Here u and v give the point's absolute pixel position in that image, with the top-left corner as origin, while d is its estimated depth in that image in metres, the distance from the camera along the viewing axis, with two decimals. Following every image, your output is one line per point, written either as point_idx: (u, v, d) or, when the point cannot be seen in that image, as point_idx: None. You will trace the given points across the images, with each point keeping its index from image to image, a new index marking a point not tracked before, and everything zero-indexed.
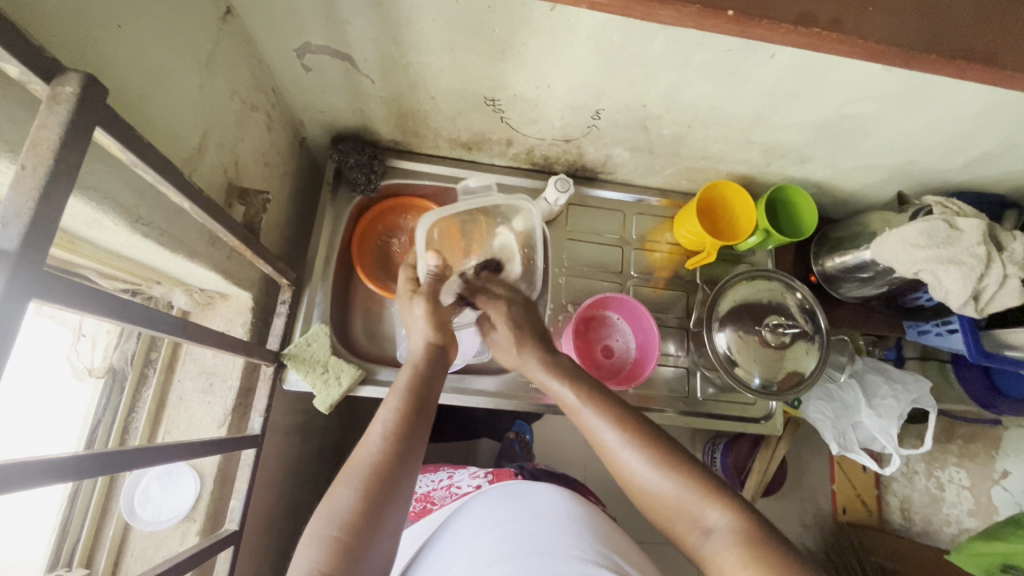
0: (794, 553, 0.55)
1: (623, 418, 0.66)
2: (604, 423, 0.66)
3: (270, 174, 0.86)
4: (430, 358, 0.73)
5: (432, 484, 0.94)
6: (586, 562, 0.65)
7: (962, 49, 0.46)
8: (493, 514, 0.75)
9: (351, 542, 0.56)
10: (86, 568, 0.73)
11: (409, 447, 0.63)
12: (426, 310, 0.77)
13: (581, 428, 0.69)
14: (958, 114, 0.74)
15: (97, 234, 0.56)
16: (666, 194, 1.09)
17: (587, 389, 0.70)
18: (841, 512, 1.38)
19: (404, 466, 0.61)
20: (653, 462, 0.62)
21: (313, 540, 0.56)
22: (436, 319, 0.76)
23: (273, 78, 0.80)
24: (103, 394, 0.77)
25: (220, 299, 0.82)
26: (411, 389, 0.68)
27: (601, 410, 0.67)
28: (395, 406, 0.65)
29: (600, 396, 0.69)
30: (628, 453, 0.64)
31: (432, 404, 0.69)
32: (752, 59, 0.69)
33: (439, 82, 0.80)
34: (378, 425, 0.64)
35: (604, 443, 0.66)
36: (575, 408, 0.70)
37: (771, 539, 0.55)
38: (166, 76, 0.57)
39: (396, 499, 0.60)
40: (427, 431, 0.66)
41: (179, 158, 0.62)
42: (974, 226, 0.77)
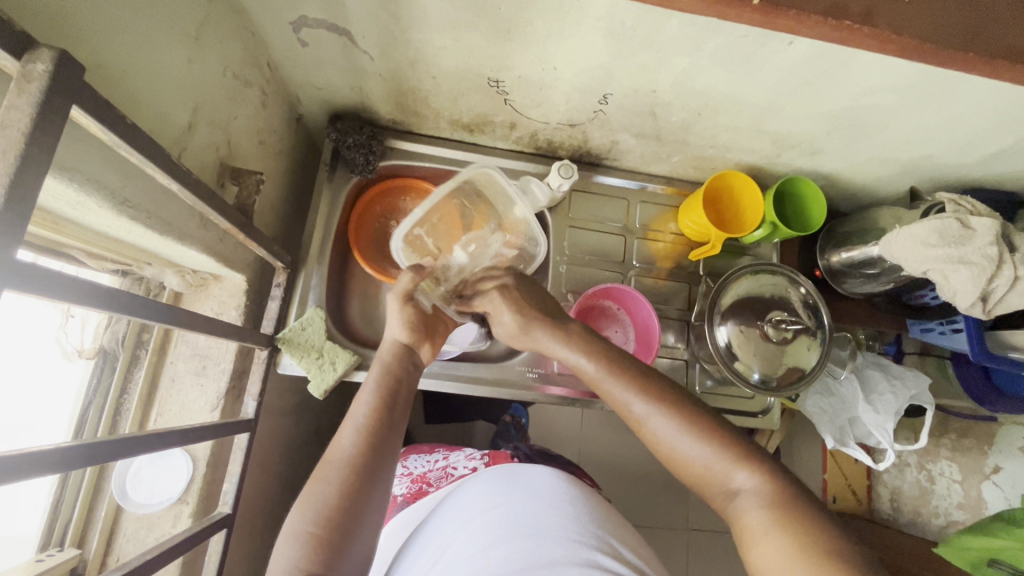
0: (825, 517, 0.55)
1: (648, 386, 0.66)
2: (628, 393, 0.66)
3: (264, 153, 0.84)
4: (400, 356, 0.74)
5: (427, 466, 0.93)
6: (584, 545, 0.66)
7: (993, 46, 0.44)
8: (488, 495, 0.74)
9: (330, 537, 0.57)
10: (78, 548, 0.73)
11: (381, 443, 0.64)
12: (398, 310, 0.75)
13: (606, 399, 0.69)
14: (979, 109, 0.72)
15: (83, 216, 0.54)
16: (671, 182, 1.06)
17: (609, 359, 0.70)
18: (831, 501, 1.38)
19: (377, 457, 0.63)
20: (683, 425, 0.62)
21: (290, 536, 0.57)
22: (409, 320, 0.75)
23: (268, 52, 0.77)
24: (93, 375, 0.77)
25: (213, 281, 0.81)
26: (382, 386, 0.69)
27: (624, 380, 0.67)
28: (367, 402, 0.67)
29: (624, 366, 0.69)
30: (657, 419, 0.63)
31: (405, 400, 0.71)
32: (769, 46, 0.66)
33: (441, 61, 0.77)
34: (350, 424, 0.66)
35: (632, 413, 0.66)
36: (597, 379, 0.69)
37: (801, 502, 0.55)
38: (152, 49, 0.54)
39: (372, 492, 0.61)
40: (401, 425, 0.68)
41: (166, 135, 0.59)
42: (988, 227, 0.75)
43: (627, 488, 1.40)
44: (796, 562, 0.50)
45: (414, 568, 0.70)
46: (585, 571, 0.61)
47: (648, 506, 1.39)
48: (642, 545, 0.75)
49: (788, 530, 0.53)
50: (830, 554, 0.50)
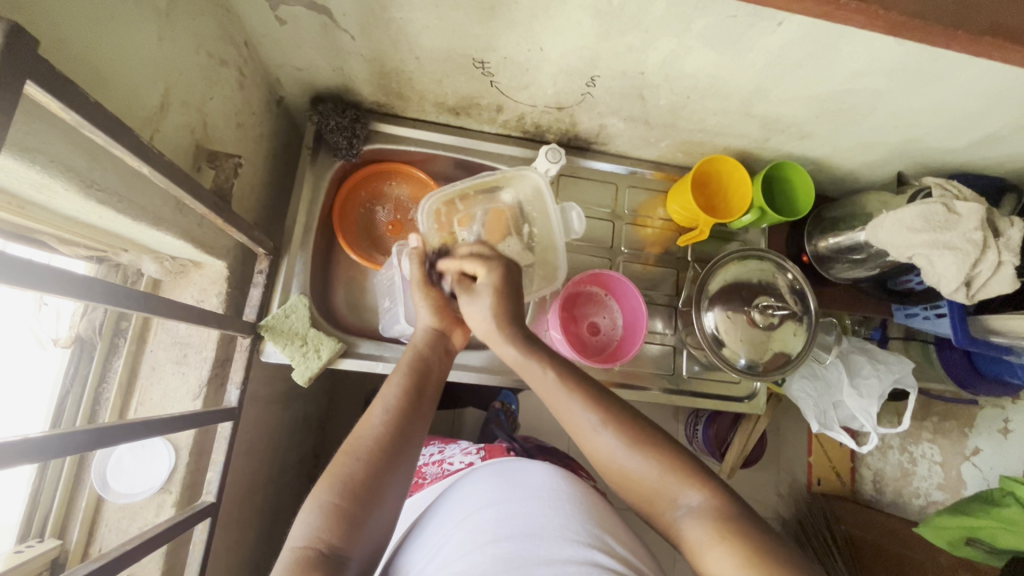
0: (770, 535, 0.55)
1: (597, 400, 0.65)
2: (578, 405, 0.65)
3: (243, 135, 0.81)
4: (431, 342, 0.75)
5: (423, 460, 0.95)
6: (579, 543, 0.65)
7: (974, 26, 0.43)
8: (484, 492, 0.74)
9: (352, 508, 0.55)
10: (59, 538, 0.73)
11: (410, 426, 0.63)
12: (422, 296, 0.77)
13: (556, 411, 0.68)
14: (968, 93, 0.71)
15: (50, 200, 0.53)
16: (660, 167, 1.05)
17: (562, 371, 0.68)
18: (816, 484, 1.41)
19: (405, 437, 0.62)
20: (631, 442, 0.62)
21: (312, 506, 0.56)
22: (436, 305, 0.77)
23: (245, 31, 0.74)
24: (71, 363, 0.75)
25: (193, 267, 0.78)
26: (412, 368, 0.70)
27: (575, 392, 0.66)
28: (399, 382, 0.67)
29: (579, 379, 0.68)
30: (606, 435, 0.63)
31: (433, 386, 0.71)
32: (758, 26, 0.64)
33: (424, 41, 0.75)
34: (380, 403, 0.65)
35: (580, 424, 0.64)
36: (550, 387, 0.68)
37: (746, 519, 0.56)
38: (117, 25, 0.52)
39: (397, 473, 0.60)
40: (428, 410, 0.67)
41: (135, 114, 0.57)
42: (973, 212, 0.75)
43: None
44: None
45: (411, 561, 0.70)
46: (580, 569, 0.61)
47: None
48: (631, 539, 0.75)
49: (739, 547, 0.53)
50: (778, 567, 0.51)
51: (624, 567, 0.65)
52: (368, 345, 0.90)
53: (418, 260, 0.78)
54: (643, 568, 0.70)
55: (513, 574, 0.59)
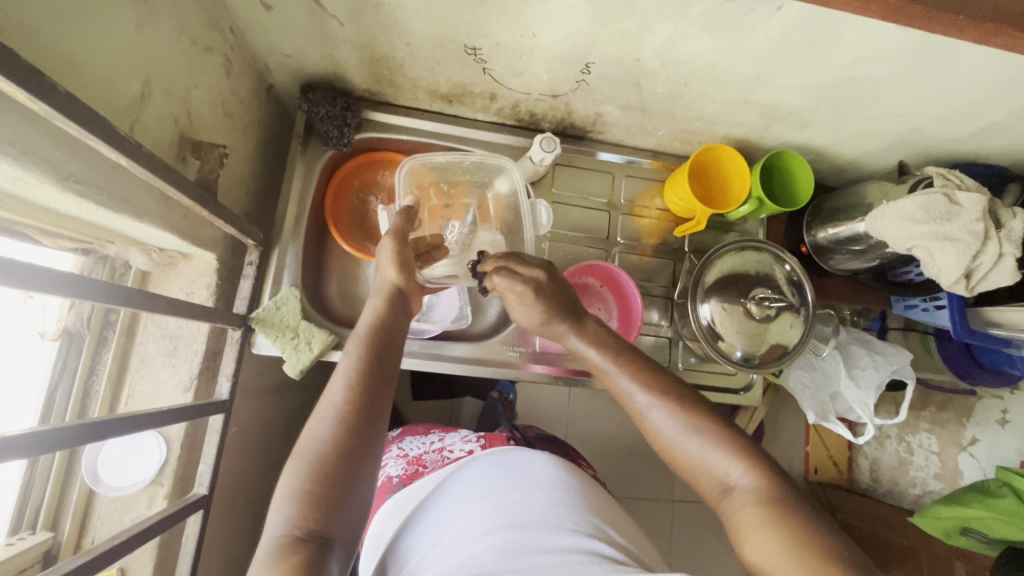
0: (819, 520, 0.54)
1: (651, 380, 0.65)
2: (633, 384, 0.66)
3: (230, 125, 0.80)
4: (391, 305, 0.70)
5: (422, 448, 0.92)
6: (578, 533, 0.64)
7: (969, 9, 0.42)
8: (483, 482, 0.73)
9: (325, 494, 0.54)
10: (51, 530, 0.73)
11: (372, 397, 0.61)
12: (392, 249, 0.72)
13: (611, 389, 0.69)
14: (972, 80, 0.69)
15: (27, 191, 0.52)
16: (657, 156, 1.03)
17: (618, 353, 0.69)
18: (812, 472, 1.40)
19: (370, 409, 0.60)
20: (682, 421, 0.62)
21: (284, 493, 0.55)
22: (400, 259, 0.72)
23: (230, 16, 0.72)
24: (60, 356, 0.75)
25: (182, 259, 0.78)
26: (369, 336, 0.66)
27: (631, 373, 0.66)
28: (357, 355, 0.64)
29: (632, 359, 0.68)
30: (659, 413, 0.63)
31: (396, 348, 0.68)
32: (756, 11, 0.62)
33: (414, 27, 0.73)
34: (340, 378, 0.62)
35: (634, 405, 0.65)
36: (603, 368, 0.69)
37: (791, 501, 0.55)
38: (92, 13, 0.51)
39: (368, 449, 0.59)
40: (392, 377, 0.65)
41: (113, 104, 0.56)
42: (975, 201, 0.73)
43: (613, 462, 1.40)
44: (784, 560, 0.51)
45: (411, 551, 0.69)
46: (581, 557, 0.60)
47: (634, 480, 1.40)
48: (631, 526, 0.75)
49: (780, 528, 0.53)
50: (817, 552, 0.50)
51: (629, 557, 0.64)
52: None
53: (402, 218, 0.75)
54: (643, 555, 0.69)
55: (513, 565, 0.58)
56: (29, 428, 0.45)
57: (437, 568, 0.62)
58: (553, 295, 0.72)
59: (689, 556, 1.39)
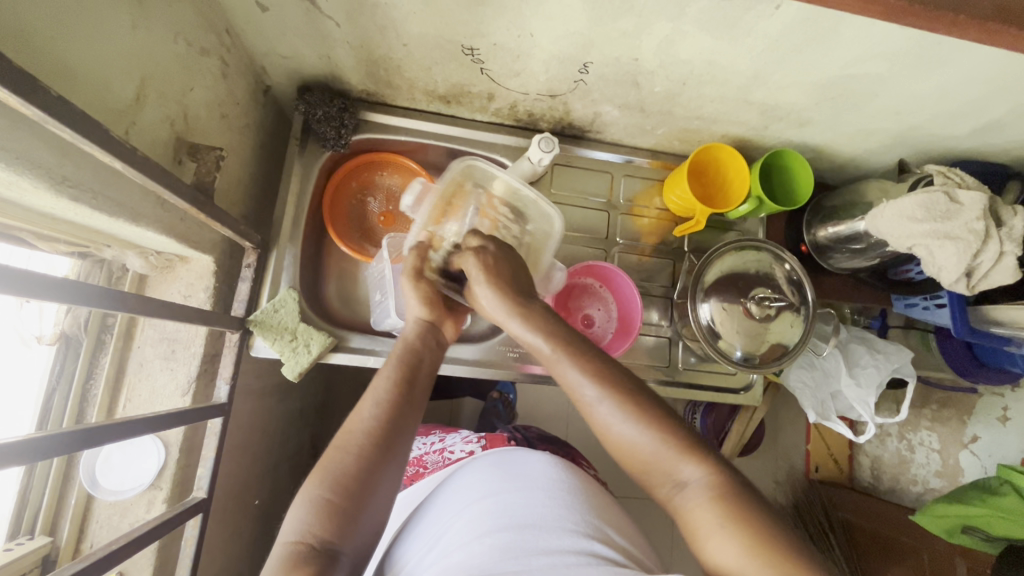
0: (771, 517, 0.55)
1: (600, 372, 0.62)
2: (581, 375, 0.62)
3: (227, 127, 0.80)
4: (423, 333, 0.71)
5: (423, 448, 0.92)
6: (579, 534, 0.64)
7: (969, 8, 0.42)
8: (483, 482, 0.73)
9: (344, 507, 0.54)
10: (50, 535, 0.73)
11: (402, 417, 0.61)
12: (413, 287, 0.74)
13: (557, 380, 0.65)
14: (972, 78, 0.69)
15: (21, 196, 0.52)
16: (656, 155, 1.03)
17: (562, 339, 0.65)
18: (813, 470, 1.40)
19: (400, 431, 0.60)
20: (632, 416, 0.60)
21: (303, 500, 0.55)
22: (425, 295, 0.73)
23: (226, 18, 0.72)
24: (57, 360, 0.75)
25: (179, 262, 0.77)
26: (404, 360, 0.67)
27: (576, 362, 0.63)
28: (389, 375, 0.64)
29: (582, 350, 0.64)
30: (606, 408, 0.60)
31: (425, 377, 0.68)
32: (754, 11, 0.62)
33: (411, 28, 0.72)
34: (371, 396, 0.62)
35: (582, 396, 0.62)
36: (550, 358, 0.65)
37: (746, 499, 0.55)
38: (86, 17, 0.50)
39: (392, 467, 0.59)
40: (421, 403, 0.65)
41: (108, 108, 0.56)
42: (976, 201, 0.73)
43: (613, 462, 1.40)
44: (748, 562, 0.51)
45: (409, 554, 0.68)
46: (579, 559, 0.59)
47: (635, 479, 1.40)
48: (631, 530, 0.74)
49: (738, 528, 0.53)
50: (776, 552, 0.51)
51: (626, 558, 0.63)
52: (360, 339, 0.88)
53: (416, 250, 0.76)
54: (643, 558, 0.68)
55: (511, 563, 0.57)
56: (24, 435, 0.44)
57: (435, 568, 0.61)
58: (501, 268, 0.71)
59: (690, 555, 1.39)
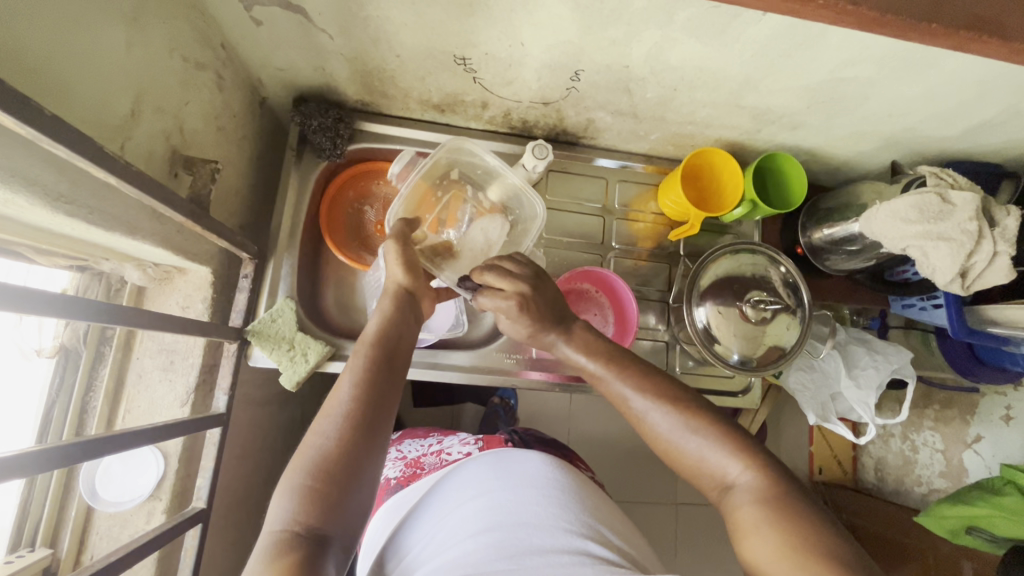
0: (820, 518, 0.54)
1: (646, 383, 0.65)
2: (629, 389, 0.65)
3: (223, 139, 0.80)
4: (400, 305, 0.70)
5: (420, 450, 0.92)
6: (572, 533, 0.63)
7: (945, 14, 0.43)
8: (479, 482, 0.73)
9: (324, 489, 0.54)
10: (51, 547, 0.74)
11: (379, 398, 0.61)
12: (396, 251, 0.72)
13: (608, 395, 0.69)
14: (962, 79, 0.69)
15: (18, 212, 0.52)
16: (651, 160, 1.03)
17: (612, 358, 0.68)
18: (817, 472, 1.39)
19: (376, 408, 0.61)
20: (680, 424, 0.62)
21: (286, 489, 0.55)
22: (408, 261, 0.72)
23: (221, 32, 0.73)
24: (57, 373, 0.76)
25: (177, 273, 0.78)
26: (378, 337, 0.67)
27: (627, 378, 0.66)
28: (364, 355, 0.64)
29: (628, 362, 0.68)
30: (657, 416, 0.63)
31: (402, 355, 0.67)
32: (742, 18, 0.63)
33: (403, 39, 0.73)
34: (347, 377, 0.62)
35: (632, 409, 0.65)
36: (598, 376, 0.69)
37: (792, 498, 0.55)
38: (81, 35, 0.51)
39: (372, 447, 0.58)
40: (399, 380, 0.65)
41: (105, 124, 0.57)
42: (968, 201, 0.73)
43: (615, 466, 1.40)
44: (782, 559, 0.51)
45: (403, 552, 0.69)
46: (573, 557, 0.59)
47: (637, 483, 1.40)
48: (626, 526, 0.74)
49: (779, 524, 0.53)
50: (814, 549, 0.50)
51: (621, 557, 0.63)
52: (357, 347, 0.89)
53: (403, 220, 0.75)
54: (637, 554, 0.68)
55: (502, 564, 0.57)
56: (22, 448, 0.45)
57: (430, 567, 0.61)
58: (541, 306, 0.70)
59: (693, 558, 1.39)
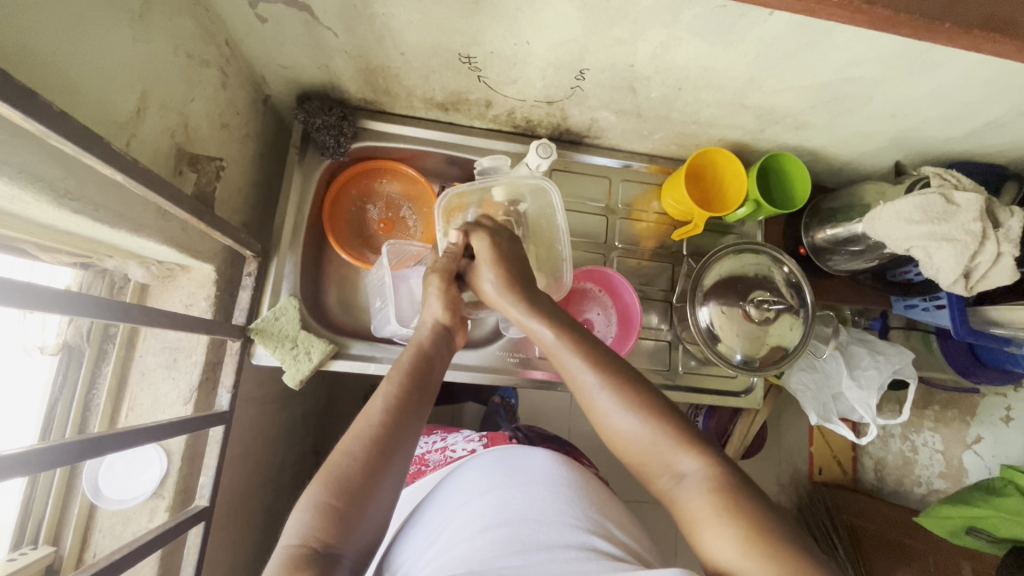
0: (774, 513, 0.54)
1: (599, 359, 0.64)
2: (583, 365, 0.64)
3: (227, 137, 0.80)
4: (435, 337, 0.72)
5: (425, 448, 0.92)
6: (579, 529, 0.64)
7: (954, 13, 0.43)
8: (480, 480, 0.73)
9: (345, 508, 0.54)
10: (53, 545, 0.74)
11: (409, 422, 0.62)
12: (439, 288, 0.74)
13: (560, 369, 0.67)
14: (967, 80, 0.69)
15: (23, 209, 0.52)
16: (654, 159, 1.03)
17: (565, 330, 0.67)
18: (817, 473, 1.39)
19: (405, 433, 0.61)
20: (630, 405, 0.61)
21: (305, 504, 0.55)
22: (448, 298, 0.74)
23: (226, 29, 0.73)
24: (60, 370, 0.76)
25: (181, 271, 0.78)
26: (414, 364, 0.67)
27: (581, 354, 0.65)
28: (398, 380, 0.65)
29: (579, 337, 0.67)
30: (607, 397, 0.62)
31: (433, 382, 0.68)
32: (748, 17, 0.63)
33: (408, 37, 0.73)
34: (379, 398, 0.63)
35: (583, 386, 0.64)
36: (553, 349, 0.67)
37: (741, 488, 0.56)
38: (88, 32, 0.51)
39: (395, 471, 0.59)
40: (427, 406, 0.66)
41: (110, 120, 0.56)
42: (972, 202, 0.73)
43: (616, 466, 1.40)
44: (743, 551, 0.51)
45: (409, 548, 0.69)
46: (579, 552, 0.59)
47: (638, 483, 1.40)
48: (631, 523, 0.74)
49: (733, 517, 0.53)
50: (771, 534, 0.51)
51: (627, 553, 0.63)
52: (360, 346, 0.89)
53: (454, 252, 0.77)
54: (644, 554, 0.68)
55: (508, 558, 0.57)
56: (27, 445, 0.45)
57: (433, 564, 0.61)
58: (510, 254, 0.74)
59: (693, 558, 1.39)
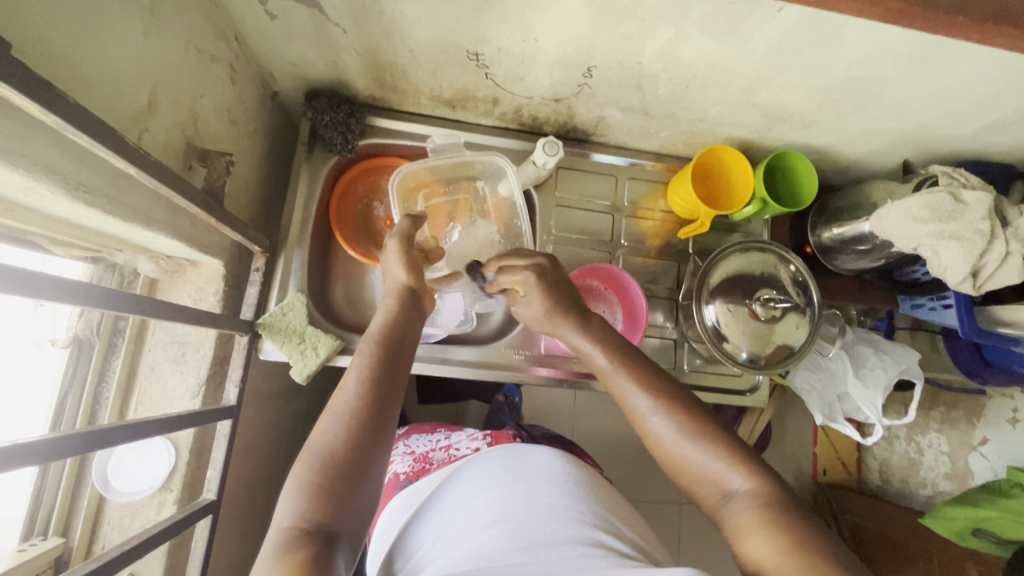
0: (822, 532, 0.53)
1: (653, 383, 0.65)
2: (634, 388, 0.65)
3: (235, 133, 0.81)
4: (402, 304, 0.71)
5: (429, 445, 0.92)
6: (585, 524, 0.64)
7: (967, 7, 0.43)
8: (492, 474, 0.73)
9: (332, 486, 0.54)
10: (62, 536, 0.74)
11: (385, 395, 0.62)
12: (398, 253, 0.73)
13: (614, 392, 0.68)
14: (975, 78, 0.69)
15: (38, 202, 0.53)
16: (661, 158, 1.03)
17: (619, 354, 0.68)
18: (822, 473, 1.39)
19: (383, 407, 0.61)
20: (684, 427, 0.61)
21: (292, 488, 0.55)
22: (409, 261, 0.73)
23: (235, 25, 0.73)
24: (69, 364, 0.76)
25: (190, 266, 0.78)
26: (384, 336, 0.66)
27: (632, 376, 0.66)
28: (369, 353, 0.64)
29: (634, 361, 0.68)
30: (658, 418, 0.62)
31: (407, 351, 0.68)
32: (757, 14, 0.63)
33: (417, 33, 0.73)
34: (352, 376, 0.62)
35: (635, 408, 0.65)
36: (606, 372, 0.68)
37: (791, 507, 0.55)
38: (100, 26, 0.52)
39: (379, 446, 0.59)
40: (404, 375, 0.65)
41: (122, 115, 0.57)
42: (980, 201, 0.73)
43: (621, 465, 1.40)
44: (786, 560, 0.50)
45: (418, 541, 0.69)
46: (586, 549, 0.59)
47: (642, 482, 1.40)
48: (638, 521, 0.74)
49: (781, 531, 0.52)
50: (813, 546, 0.51)
51: (635, 550, 0.63)
52: None
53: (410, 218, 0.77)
54: (651, 550, 0.69)
55: (517, 553, 0.57)
56: (41, 435, 0.45)
57: (446, 556, 0.62)
58: (555, 284, 0.73)
59: (697, 557, 1.39)
